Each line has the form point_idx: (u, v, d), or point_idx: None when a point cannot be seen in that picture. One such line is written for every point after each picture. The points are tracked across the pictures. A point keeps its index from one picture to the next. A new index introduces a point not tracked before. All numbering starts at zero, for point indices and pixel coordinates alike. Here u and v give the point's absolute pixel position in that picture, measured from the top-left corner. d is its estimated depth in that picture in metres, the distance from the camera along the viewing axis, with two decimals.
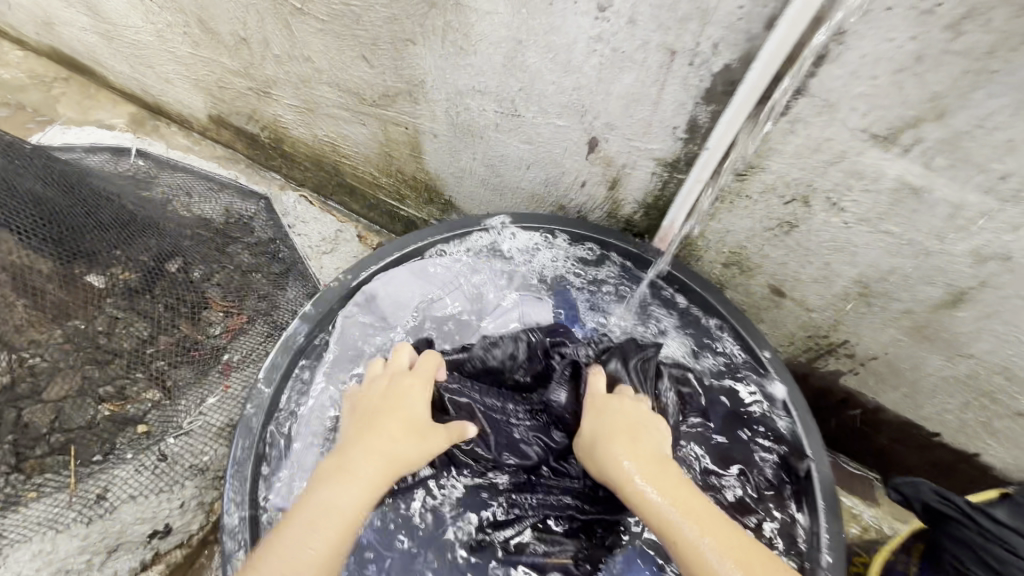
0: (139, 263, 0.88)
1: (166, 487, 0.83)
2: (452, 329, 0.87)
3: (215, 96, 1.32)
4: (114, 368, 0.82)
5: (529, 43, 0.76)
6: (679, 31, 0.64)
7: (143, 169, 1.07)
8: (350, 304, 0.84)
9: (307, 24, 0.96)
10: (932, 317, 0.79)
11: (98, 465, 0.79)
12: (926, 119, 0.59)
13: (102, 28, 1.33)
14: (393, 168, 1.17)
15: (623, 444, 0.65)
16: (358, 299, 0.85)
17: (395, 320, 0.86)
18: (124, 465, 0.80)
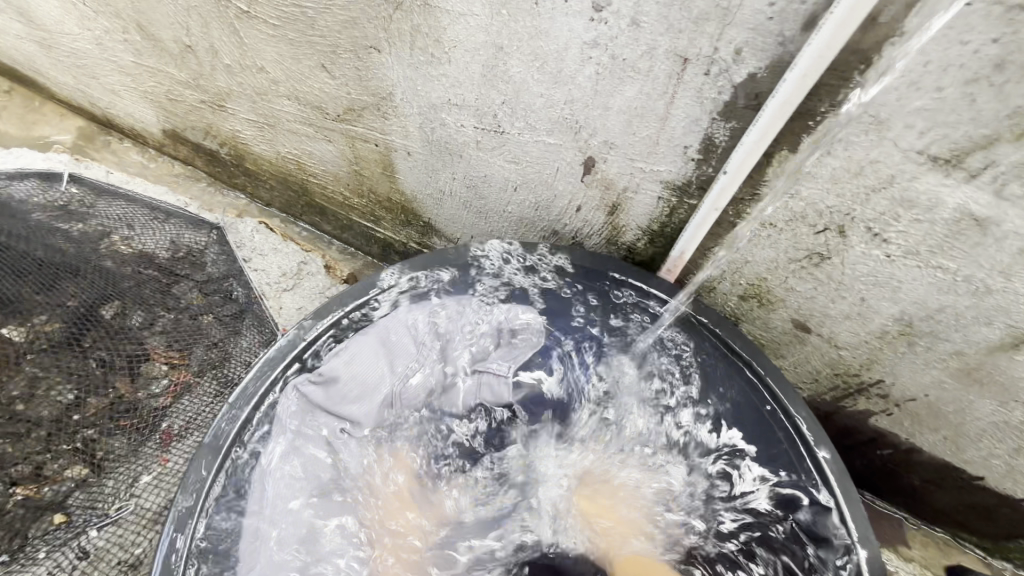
0: (64, 310, 0.77)
1: None
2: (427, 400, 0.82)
3: (167, 110, 1.18)
4: (30, 443, 0.69)
5: (512, 50, 0.64)
6: (694, 34, 0.53)
7: (76, 197, 0.94)
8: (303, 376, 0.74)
9: (257, 29, 0.83)
10: (986, 360, 0.68)
11: (4, 568, 0.64)
12: (1002, 139, 0.48)
13: (37, 36, 1.19)
14: (365, 188, 1.05)
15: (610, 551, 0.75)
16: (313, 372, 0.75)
17: (362, 393, 0.79)
18: (36, 568, 0.65)
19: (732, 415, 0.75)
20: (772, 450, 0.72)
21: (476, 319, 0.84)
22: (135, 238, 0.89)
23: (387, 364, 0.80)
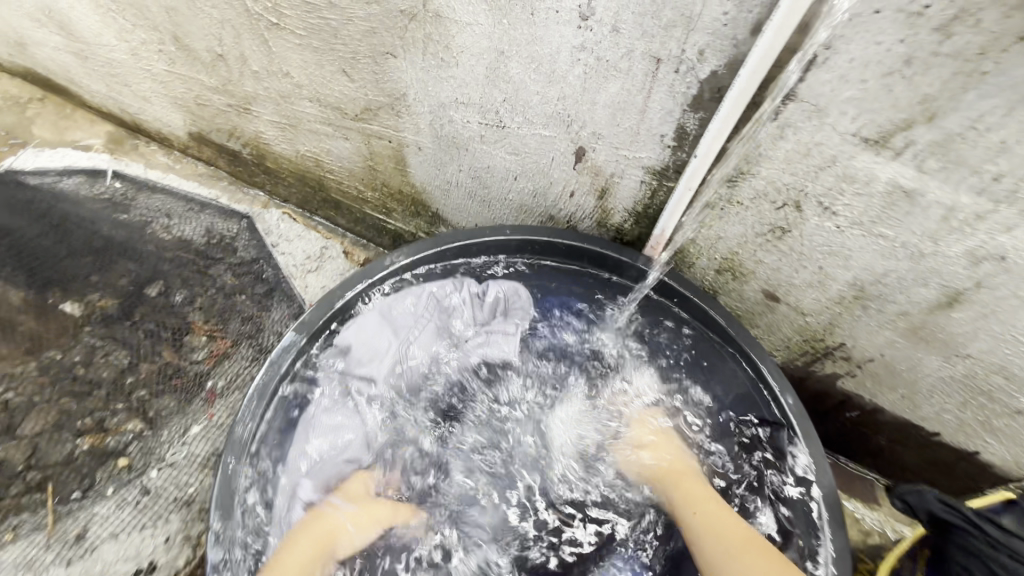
0: (116, 289, 0.89)
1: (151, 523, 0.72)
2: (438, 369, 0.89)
3: (194, 114, 1.29)
4: (93, 401, 0.79)
5: (512, 54, 0.75)
6: (664, 39, 0.63)
7: (120, 191, 1.04)
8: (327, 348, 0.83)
9: (285, 39, 0.94)
10: (929, 319, 0.78)
11: (77, 504, 0.71)
12: (917, 122, 0.58)
13: (75, 48, 1.30)
14: (378, 182, 1.15)
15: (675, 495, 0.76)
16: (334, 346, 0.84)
17: (377, 359, 0.86)
18: (104, 501, 0.71)
19: (708, 373, 0.86)
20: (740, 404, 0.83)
21: (475, 294, 0.91)
22: (174, 226, 0.99)
23: (392, 336, 0.87)
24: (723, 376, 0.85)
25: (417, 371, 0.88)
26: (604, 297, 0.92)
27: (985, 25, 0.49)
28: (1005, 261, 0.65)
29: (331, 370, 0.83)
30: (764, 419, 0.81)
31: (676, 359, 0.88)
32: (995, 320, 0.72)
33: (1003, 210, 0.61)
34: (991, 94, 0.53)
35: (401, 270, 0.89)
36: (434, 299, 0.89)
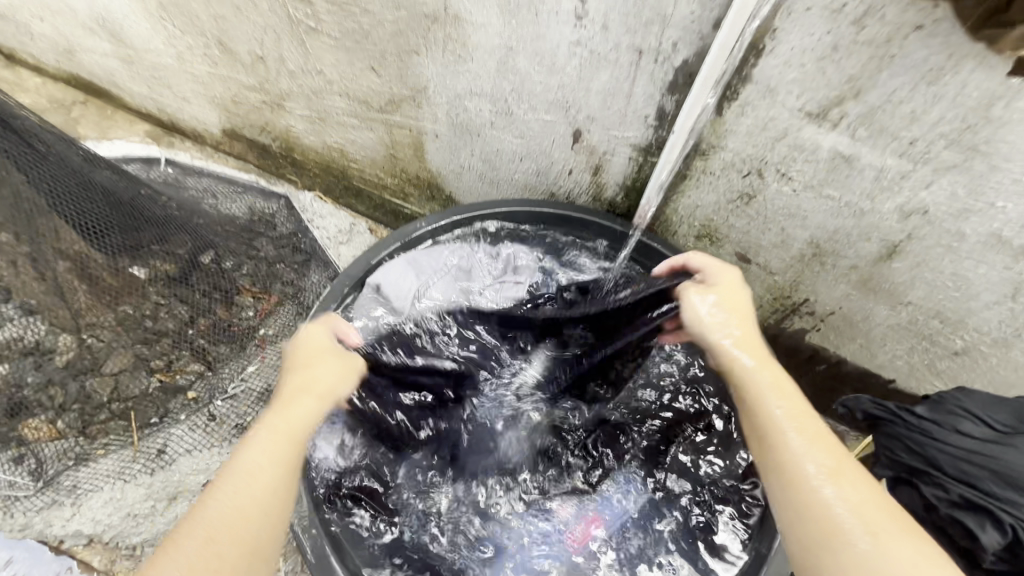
0: (179, 257, 0.92)
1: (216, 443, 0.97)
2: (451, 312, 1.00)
3: (230, 111, 1.43)
4: (162, 346, 0.91)
5: (519, 49, 0.89)
6: (645, 34, 0.78)
7: (171, 176, 1.18)
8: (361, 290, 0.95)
9: (322, 41, 1.09)
10: (875, 270, 0.92)
11: (155, 428, 0.93)
12: (847, 98, 0.73)
13: (123, 53, 1.45)
14: (397, 168, 1.30)
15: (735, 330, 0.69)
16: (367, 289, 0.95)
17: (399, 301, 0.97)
18: (178, 426, 0.94)
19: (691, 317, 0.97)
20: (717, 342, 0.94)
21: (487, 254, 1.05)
22: (222, 204, 1.13)
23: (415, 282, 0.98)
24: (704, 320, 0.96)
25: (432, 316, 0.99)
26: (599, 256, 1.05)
27: (888, 18, 0.63)
28: (928, 213, 0.80)
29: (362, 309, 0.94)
30: None
31: None
32: (927, 267, 0.87)
33: (921, 169, 0.76)
34: (900, 73, 0.67)
35: (425, 230, 1.01)
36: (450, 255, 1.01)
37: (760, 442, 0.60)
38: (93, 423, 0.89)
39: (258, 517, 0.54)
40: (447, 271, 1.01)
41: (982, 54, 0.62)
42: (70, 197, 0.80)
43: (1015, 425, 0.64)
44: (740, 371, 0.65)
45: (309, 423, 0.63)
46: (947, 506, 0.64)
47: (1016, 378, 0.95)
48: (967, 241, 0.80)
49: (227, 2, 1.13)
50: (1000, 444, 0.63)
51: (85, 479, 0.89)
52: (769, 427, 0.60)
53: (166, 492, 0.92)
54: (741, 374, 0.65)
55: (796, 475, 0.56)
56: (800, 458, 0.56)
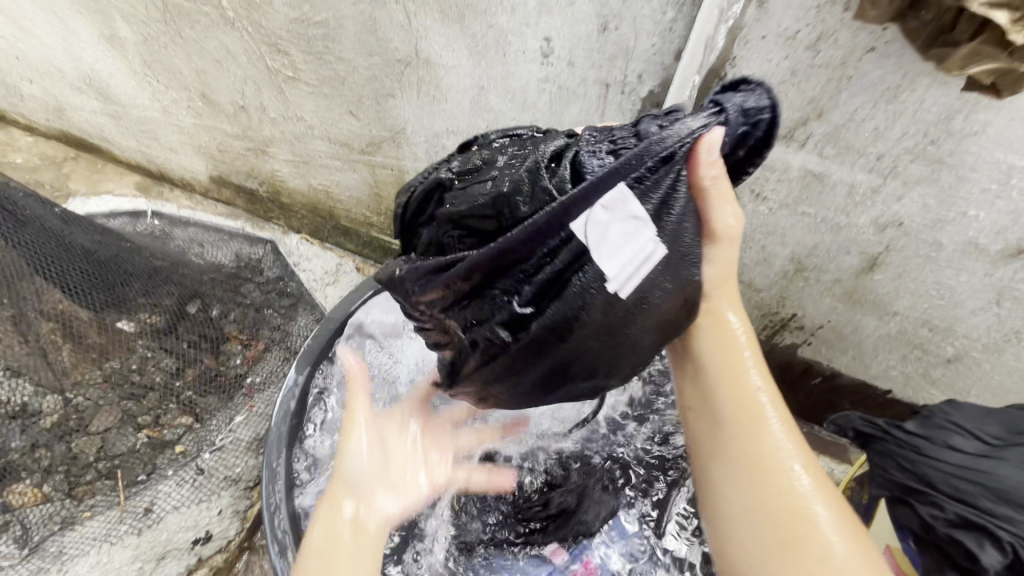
0: (165, 308, 0.95)
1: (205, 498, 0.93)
2: None
3: (217, 159, 1.45)
4: (150, 400, 0.93)
5: (490, 88, 0.92)
6: (610, 67, 0.80)
7: (158, 227, 1.19)
8: (345, 331, 0.92)
9: (300, 89, 1.11)
10: (858, 282, 0.92)
11: (142, 484, 0.90)
12: (811, 119, 0.74)
13: (111, 109, 1.48)
14: (383, 207, 1.31)
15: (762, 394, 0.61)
16: (349, 328, 0.92)
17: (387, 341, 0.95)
18: (166, 480, 0.91)
19: None
20: None
21: None
22: (207, 252, 1.14)
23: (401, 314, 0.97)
24: None
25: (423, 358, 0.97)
26: None
27: (841, 42, 0.65)
28: (903, 225, 0.81)
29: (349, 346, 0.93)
30: None
31: None
32: (909, 278, 0.87)
33: (890, 183, 0.77)
34: (858, 93, 0.69)
35: None
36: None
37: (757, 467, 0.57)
38: (78, 484, 0.86)
39: None
40: None
41: (934, 71, 0.63)
42: (52, 262, 0.83)
43: (1005, 437, 0.62)
44: (723, 379, 0.62)
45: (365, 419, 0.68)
46: (945, 526, 0.59)
47: (1010, 382, 0.94)
48: (944, 250, 0.81)
49: (208, 57, 1.16)
50: (993, 459, 0.60)
51: (72, 543, 0.84)
52: (769, 462, 0.57)
53: (156, 551, 0.88)
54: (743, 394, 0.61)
55: (774, 464, 0.57)
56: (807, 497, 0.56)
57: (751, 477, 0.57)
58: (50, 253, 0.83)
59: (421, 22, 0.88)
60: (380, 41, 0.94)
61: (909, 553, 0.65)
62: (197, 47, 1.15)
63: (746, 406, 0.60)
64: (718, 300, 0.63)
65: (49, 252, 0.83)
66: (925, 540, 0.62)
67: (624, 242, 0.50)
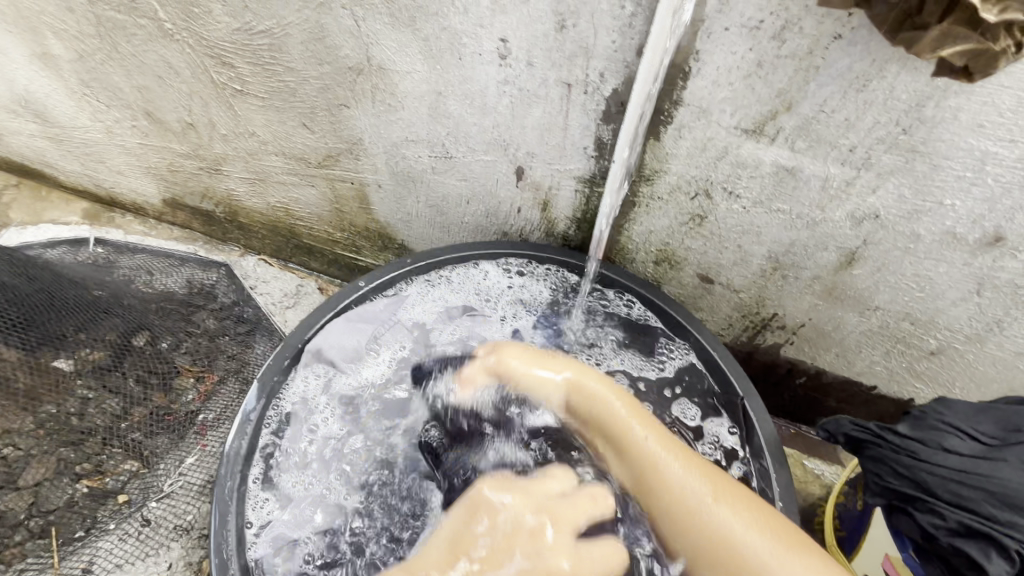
0: (107, 342, 0.90)
1: (152, 551, 0.87)
2: (407, 376, 0.92)
3: (167, 180, 1.37)
4: (90, 446, 0.85)
5: (448, 94, 0.88)
6: (571, 67, 0.77)
7: (102, 256, 1.12)
8: (302, 358, 0.85)
9: (249, 102, 1.05)
10: (838, 278, 0.89)
11: (81, 541, 0.83)
12: (780, 112, 0.71)
13: (51, 133, 1.39)
14: (346, 223, 1.25)
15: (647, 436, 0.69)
16: (307, 354, 0.86)
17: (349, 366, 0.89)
18: (109, 535, 0.84)
19: (671, 354, 0.93)
20: (689, 381, 0.90)
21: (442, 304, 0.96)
22: (156, 280, 1.07)
23: (364, 336, 0.91)
24: (676, 357, 0.92)
25: (391, 382, 0.91)
26: (562, 290, 0.99)
27: (807, 31, 0.62)
28: (879, 217, 0.78)
29: (308, 373, 0.86)
30: (716, 393, 0.88)
31: (629, 350, 0.94)
32: (889, 271, 0.84)
33: (864, 175, 0.74)
34: (827, 83, 0.66)
35: (363, 287, 0.92)
36: (410, 315, 0.95)
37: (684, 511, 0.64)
38: (8, 546, 0.78)
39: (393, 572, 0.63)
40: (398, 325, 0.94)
41: (903, 57, 0.61)
42: None
43: (1003, 436, 0.59)
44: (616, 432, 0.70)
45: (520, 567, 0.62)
46: (946, 535, 0.57)
47: (994, 371, 0.92)
48: (923, 241, 0.78)
49: (149, 73, 1.09)
50: (991, 460, 0.57)
51: None
52: (686, 503, 0.64)
53: None
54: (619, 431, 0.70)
55: (687, 500, 0.64)
56: (717, 522, 0.62)
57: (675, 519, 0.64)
58: None
59: (371, 27, 0.83)
60: (329, 50, 0.89)
61: (909, 562, 0.63)
62: (136, 63, 1.08)
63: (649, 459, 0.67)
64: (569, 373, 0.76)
65: None
66: (926, 548, 0.60)
67: None
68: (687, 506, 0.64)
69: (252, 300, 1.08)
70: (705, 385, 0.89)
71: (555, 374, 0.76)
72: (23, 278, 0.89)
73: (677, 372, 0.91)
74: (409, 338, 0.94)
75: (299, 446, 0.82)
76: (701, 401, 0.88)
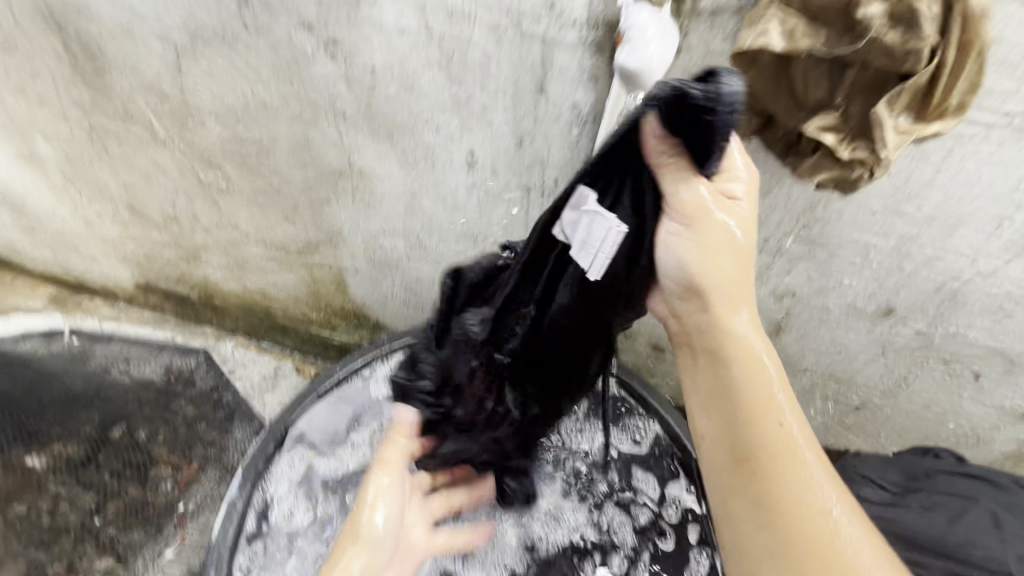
0: (82, 437, 0.98)
1: None
2: None
3: (143, 266, 1.41)
4: (62, 545, 0.92)
5: (422, 194, 0.99)
6: (530, 174, 0.89)
7: (77, 346, 1.13)
8: (285, 445, 0.88)
9: (234, 199, 1.13)
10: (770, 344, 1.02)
11: None
12: None
13: (23, 224, 1.41)
14: (322, 304, 1.31)
15: (772, 423, 0.59)
16: (290, 441, 0.89)
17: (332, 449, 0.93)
18: None
19: (633, 419, 1.00)
20: (649, 447, 0.99)
21: None
22: (132, 367, 1.09)
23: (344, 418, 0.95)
24: (636, 424, 1.00)
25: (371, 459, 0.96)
26: None
27: None
28: (795, 295, 0.92)
29: (290, 459, 0.89)
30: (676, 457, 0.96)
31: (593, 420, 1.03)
32: (810, 338, 0.98)
33: (778, 261, 0.88)
34: None
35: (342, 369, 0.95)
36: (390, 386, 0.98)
37: (794, 501, 0.55)
38: None
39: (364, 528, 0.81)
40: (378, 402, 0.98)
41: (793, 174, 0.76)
42: (9, 403, 0.97)
43: (905, 485, 0.85)
44: (740, 379, 0.62)
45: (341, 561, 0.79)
46: None
47: (909, 421, 1.05)
48: (833, 313, 0.92)
49: (137, 173, 1.16)
50: (899, 506, 0.82)
51: None
52: (807, 495, 0.55)
53: None
54: (732, 338, 0.63)
55: (807, 493, 0.56)
56: (819, 492, 0.56)
57: (785, 512, 0.55)
58: (10, 395, 0.97)
59: (353, 140, 0.94)
60: (314, 157, 0.99)
61: None
62: (125, 164, 1.15)
63: (755, 413, 0.60)
64: (738, 299, 0.64)
65: (10, 395, 0.97)
66: None
67: (593, 238, 0.65)
68: (795, 457, 0.57)
69: (230, 387, 1.10)
70: (665, 449, 0.97)
71: (730, 224, 0.62)
72: (10, 378, 0.99)
73: (637, 439, 1.00)
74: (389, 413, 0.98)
75: (285, 533, 0.87)
76: (662, 464, 0.97)
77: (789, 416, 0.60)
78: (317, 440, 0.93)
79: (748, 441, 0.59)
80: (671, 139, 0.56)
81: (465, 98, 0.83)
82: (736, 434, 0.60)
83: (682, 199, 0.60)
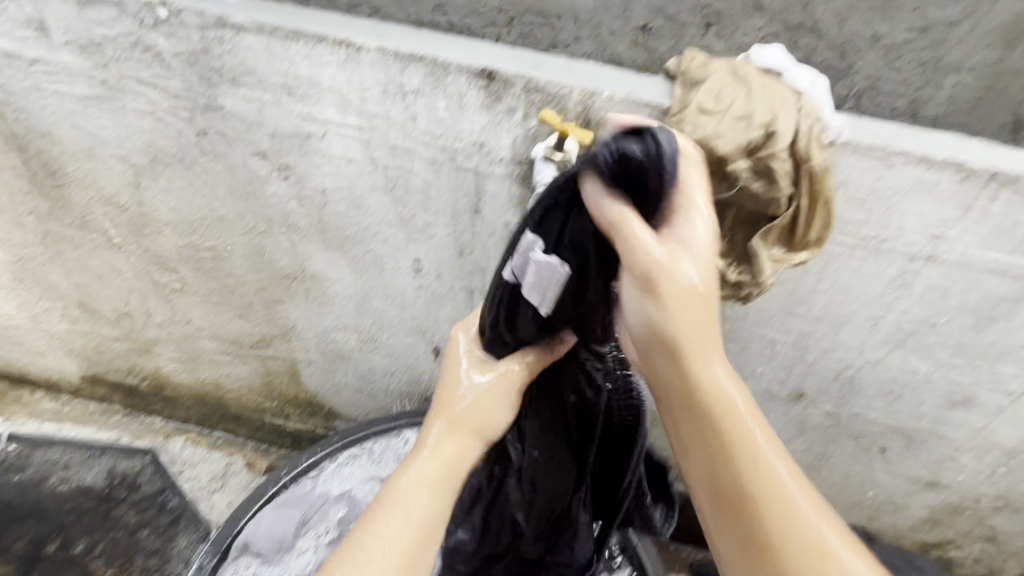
0: (16, 552, 1.18)
1: None
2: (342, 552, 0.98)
3: (90, 359, 1.38)
4: None
5: (373, 294, 1.05)
6: (472, 278, 0.97)
7: (21, 456, 1.32)
8: (226, 560, 0.91)
9: (188, 297, 1.16)
10: None
11: None
12: None
13: None
14: (275, 393, 1.32)
15: (750, 474, 0.51)
16: (233, 554, 0.92)
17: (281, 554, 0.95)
18: None
19: None
20: None
21: (368, 475, 1.02)
22: (72, 477, 1.29)
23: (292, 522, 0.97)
24: None
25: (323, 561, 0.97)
26: None
27: None
28: None
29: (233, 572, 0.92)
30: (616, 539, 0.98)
31: None
32: None
33: None
34: None
35: (286, 475, 0.98)
36: (338, 485, 1.01)
37: (796, 563, 0.49)
38: None
39: (403, 540, 0.62)
40: (328, 501, 1.00)
41: None
42: None
43: None
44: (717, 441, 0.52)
45: (446, 506, 0.66)
46: None
47: (834, 491, 1.13)
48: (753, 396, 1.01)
49: (90, 274, 1.18)
50: None
51: None
52: (810, 549, 0.49)
53: None
54: (702, 387, 0.52)
55: (810, 548, 0.49)
56: (821, 540, 0.50)
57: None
58: None
59: (305, 248, 1.00)
60: (268, 262, 1.04)
61: None
62: (78, 265, 1.17)
63: (740, 472, 0.51)
64: (699, 339, 0.52)
65: None
66: None
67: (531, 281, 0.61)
68: (788, 507, 0.50)
69: (166, 497, 1.28)
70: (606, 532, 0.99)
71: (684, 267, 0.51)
72: None
73: None
74: (340, 511, 0.99)
75: None
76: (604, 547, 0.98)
77: (775, 458, 0.52)
78: (265, 547, 0.95)
79: (735, 499, 0.51)
80: (615, 195, 0.52)
81: (409, 216, 0.91)
82: (722, 490, 0.52)
83: (633, 252, 0.51)
